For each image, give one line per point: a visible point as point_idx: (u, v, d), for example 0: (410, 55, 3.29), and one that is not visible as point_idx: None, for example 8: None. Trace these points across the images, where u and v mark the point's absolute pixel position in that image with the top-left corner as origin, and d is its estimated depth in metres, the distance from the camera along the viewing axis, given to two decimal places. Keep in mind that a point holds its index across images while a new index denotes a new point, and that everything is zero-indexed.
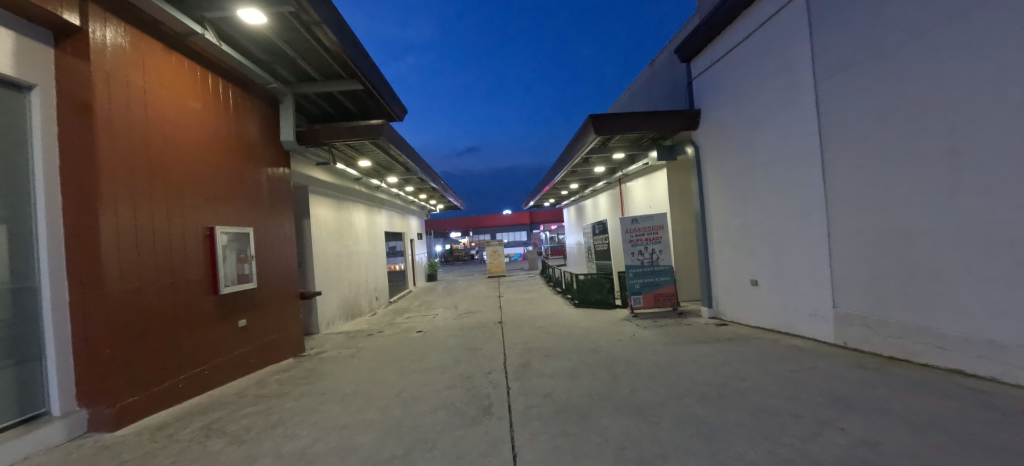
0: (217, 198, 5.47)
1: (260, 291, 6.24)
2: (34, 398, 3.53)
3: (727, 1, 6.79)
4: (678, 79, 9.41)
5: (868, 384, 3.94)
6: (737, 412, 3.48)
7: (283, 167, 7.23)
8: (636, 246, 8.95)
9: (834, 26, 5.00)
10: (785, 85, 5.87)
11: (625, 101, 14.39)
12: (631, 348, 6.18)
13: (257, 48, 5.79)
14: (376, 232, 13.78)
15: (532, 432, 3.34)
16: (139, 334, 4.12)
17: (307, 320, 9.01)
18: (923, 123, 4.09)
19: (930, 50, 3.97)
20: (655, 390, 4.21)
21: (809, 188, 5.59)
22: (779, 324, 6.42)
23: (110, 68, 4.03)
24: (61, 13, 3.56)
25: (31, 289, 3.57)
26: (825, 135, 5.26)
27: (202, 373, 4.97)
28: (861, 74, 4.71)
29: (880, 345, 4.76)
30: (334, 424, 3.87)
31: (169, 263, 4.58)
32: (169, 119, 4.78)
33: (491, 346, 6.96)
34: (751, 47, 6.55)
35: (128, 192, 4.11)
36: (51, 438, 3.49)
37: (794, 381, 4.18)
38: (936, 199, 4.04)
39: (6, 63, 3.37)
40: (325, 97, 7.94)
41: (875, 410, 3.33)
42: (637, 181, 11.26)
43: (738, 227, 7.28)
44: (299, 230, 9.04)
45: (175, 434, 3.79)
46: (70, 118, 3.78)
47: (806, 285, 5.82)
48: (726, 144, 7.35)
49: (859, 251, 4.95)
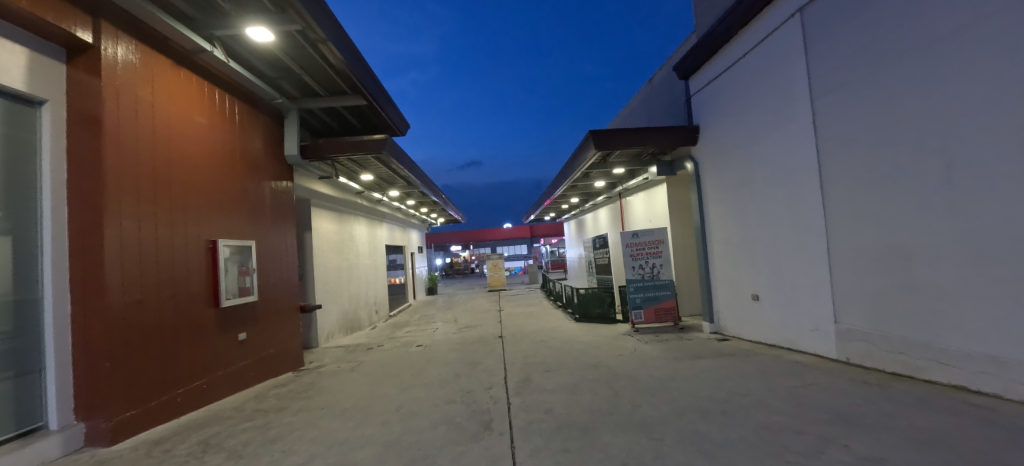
0: (221, 210, 5.53)
1: (261, 303, 6.25)
2: (30, 413, 3.50)
3: (724, 20, 7.00)
4: (677, 96, 9.60)
5: (870, 400, 3.91)
6: (740, 428, 3.46)
7: (286, 180, 7.30)
8: (636, 260, 8.95)
9: (829, 45, 5.13)
10: (783, 101, 5.97)
11: (625, 115, 14.61)
12: (632, 363, 6.15)
13: (263, 63, 5.91)
14: (377, 246, 13.81)
15: (533, 448, 3.32)
16: (139, 347, 4.11)
17: (306, 334, 8.98)
18: (920, 139, 4.16)
19: (926, 68, 4.06)
20: (657, 406, 4.18)
21: (810, 203, 5.63)
22: (781, 339, 6.39)
23: (120, 83, 4.12)
24: (74, 30, 3.66)
25: (34, 301, 3.59)
26: (823, 151, 5.33)
27: (200, 387, 4.94)
28: (856, 91, 4.82)
29: (883, 360, 4.74)
30: (333, 439, 3.84)
31: (171, 276, 4.60)
32: (176, 132, 4.86)
33: (491, 360, 6.94)
34: (748, 64, 6.70)
35: (132, 204, 4.14)
36: (47, 452, 3.45)
37: (797, 397, 4.15)
38: (936, 214, 4.07)
39: (19, 79, 3.45)
40: (328, 112, 8.06)
41: (879, 427, 3.30)
42: (638, 195, 11.34)
43: (738, 242, 7.32)
44: (300, 243, 9.07)
45: (172, 448, 3.76)
46: (79, 131, 3.85)
47: (808, 300, 5.81)
48: (724, 158, 7.45)
49: (860, 266, 4.96)
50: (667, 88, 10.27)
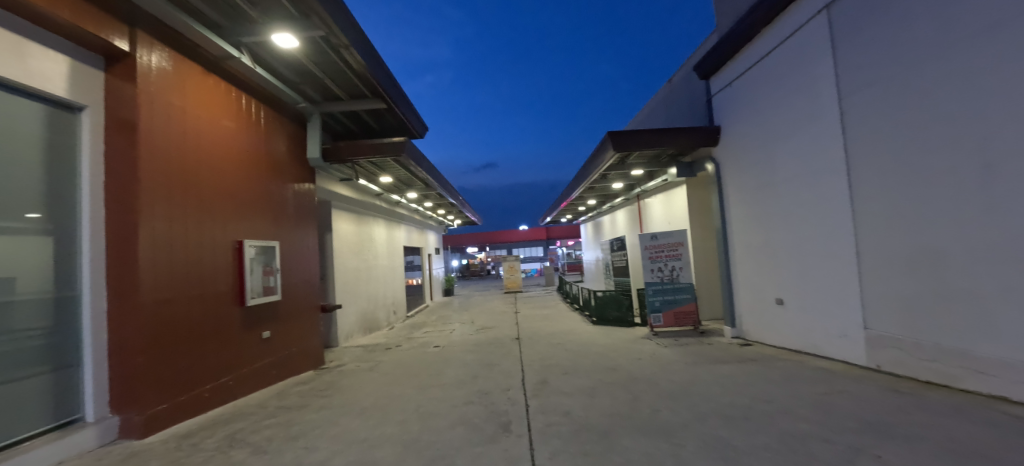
0: (247, 211, 5.69)
1: (284, 303, 6.40)
2: (68, 405, 3.65)
3: (746, 19, 6.87)
4: (697, 96, 9.45)
5: (902, 409, 3.76)
6: (764, 436, 3.38)
7: (308, 182, 7.47)
8: (655, 263, 8.83)
9: (857, 41, 4.98)
10: (808, 101, 5.82)
11: (643, 117, 14.50)
12: (651, 367, 6.07)
13: (288, 69, 6.07)
14: (395, 247, 14.01)
15: (552, 451, 3.30)
16: (169, 343, 4.25)
17: (326, 334, 9.15)
18: (955, 138, 4.00)
19: (961, 64, 3.90)
20: (677, 411, 4.11)
21: (837, 205, 5.47)
22: (807, 345, 6.21)
23: (154, 89, 4.29)
24: (112, 39, 3.82)
25: (73, 298, 3.75)
26: (852, 151, 5.18)
27: (226, 383, 5.08)
28: (887, 89, 4.66)
29: (916, 368, 4.56)
30: (353, 437, 3.90)
31: (199, 275, 4.76)
32: (205, 136, 5.03)
33: (508, 362, 6.93)
34: (771, 63, 6.55)
35: (164, 206, 4.30)
36: (83, 443, 3.59)
37: (824, 404, 4.03)
38: (972, 217, 3.90)
39: (61, 87, 3.63)
40: (349, 115, 8.23)
41: (912, 437, 3.18)
42: (656, 196, 11.21)
43: (761, 245, 7.15)
44: (322, 244, 9.25)
45: (200, 442, 3.88)
46: (115, 136, 4.02)
47: (835, 305, 5.63)
48: (747, 159, 7.30)
49: (890, 271, 4.79)
50: (687, 88, 10.13)
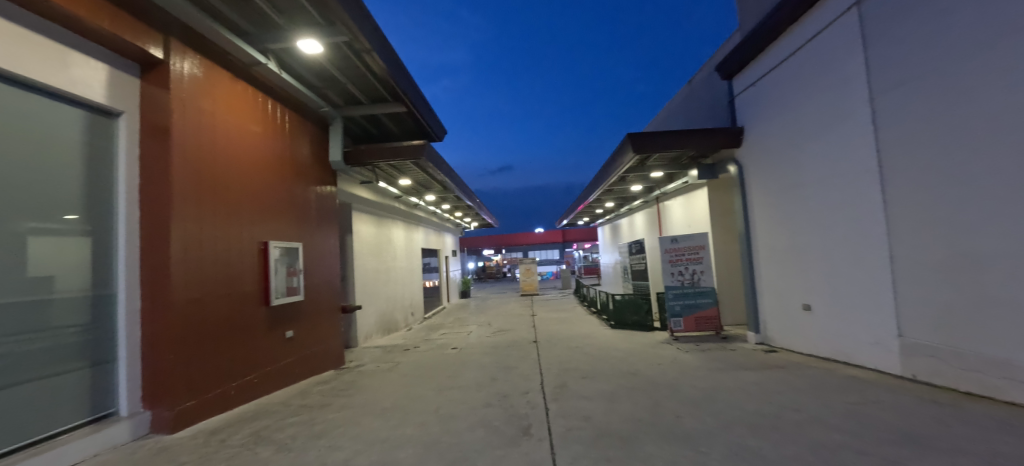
0: (272, 213, 5.82)
1: (307, 303, 6.53)
2: (103, 400, 3.79)
3: (771, 18, 6.72)
4: (719, 97, 9.29)
5: (941, 421, 3.60)
6: (794, 446, 3.27)
7: (330, 185, 7.61)
8: (676, 266, 8.68)
9: (890, 38, 4.81)
10: (837, 100, 5.65)
11: (663, 118, 14.30)
12: (672, 372, 5.96)
13: (312, 74, 6.20)
14: (413, 249, 14.13)
15: (573, 456, 3.27)
16: (197, 341, 4.37)
17: (346, 334, 9.29)
18: (997, 137, 3.81)
19: (1003, 61, 3.73)
20: (700, 418, 4.03)
21: (868, 207, 5.28)
22: (836, 352, 6.00)
23: (186, 95, 4.43)
24: (148, 48, 3.97)
25: (109, 296, 3.90)
26: (885, 152, 4.99)
27: (251, 381, 5.19)
28: (922, 87, 4.48)
29: (955, 379, 4.35)
30: (374, 437, 3.94)
31: (227, 275, 4.88)
32: (233, 140, 5.17)
33: (526, 365, 6.91)
34: (798, 62, 6.38)
35: (194, 208, 4.43)
36: (117, 436, 3.72)
37: (855, 414, 3.89)
38: (1017, 220, 3.71)
39: (100, 93, 3.79)
40: (370, 119, 8.35)
41: (953, 451, 3.03)
42: (676, 199, 11.04)
43: (787, 248, 6.96)
44: (342, 246, 9.40)
45: (227, 439, 3.96)
46: (150, 141, 4.17)
47: (867, 312, 5.43)
48: (771, 160, 7.13)
49: (927, 277, 4.59)
50: (708, 88, 9.97)
